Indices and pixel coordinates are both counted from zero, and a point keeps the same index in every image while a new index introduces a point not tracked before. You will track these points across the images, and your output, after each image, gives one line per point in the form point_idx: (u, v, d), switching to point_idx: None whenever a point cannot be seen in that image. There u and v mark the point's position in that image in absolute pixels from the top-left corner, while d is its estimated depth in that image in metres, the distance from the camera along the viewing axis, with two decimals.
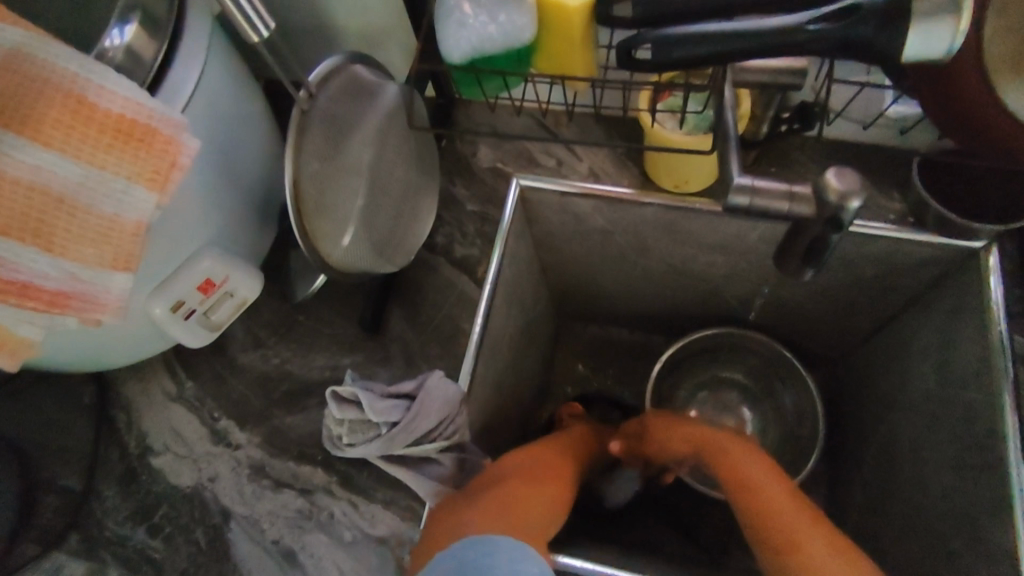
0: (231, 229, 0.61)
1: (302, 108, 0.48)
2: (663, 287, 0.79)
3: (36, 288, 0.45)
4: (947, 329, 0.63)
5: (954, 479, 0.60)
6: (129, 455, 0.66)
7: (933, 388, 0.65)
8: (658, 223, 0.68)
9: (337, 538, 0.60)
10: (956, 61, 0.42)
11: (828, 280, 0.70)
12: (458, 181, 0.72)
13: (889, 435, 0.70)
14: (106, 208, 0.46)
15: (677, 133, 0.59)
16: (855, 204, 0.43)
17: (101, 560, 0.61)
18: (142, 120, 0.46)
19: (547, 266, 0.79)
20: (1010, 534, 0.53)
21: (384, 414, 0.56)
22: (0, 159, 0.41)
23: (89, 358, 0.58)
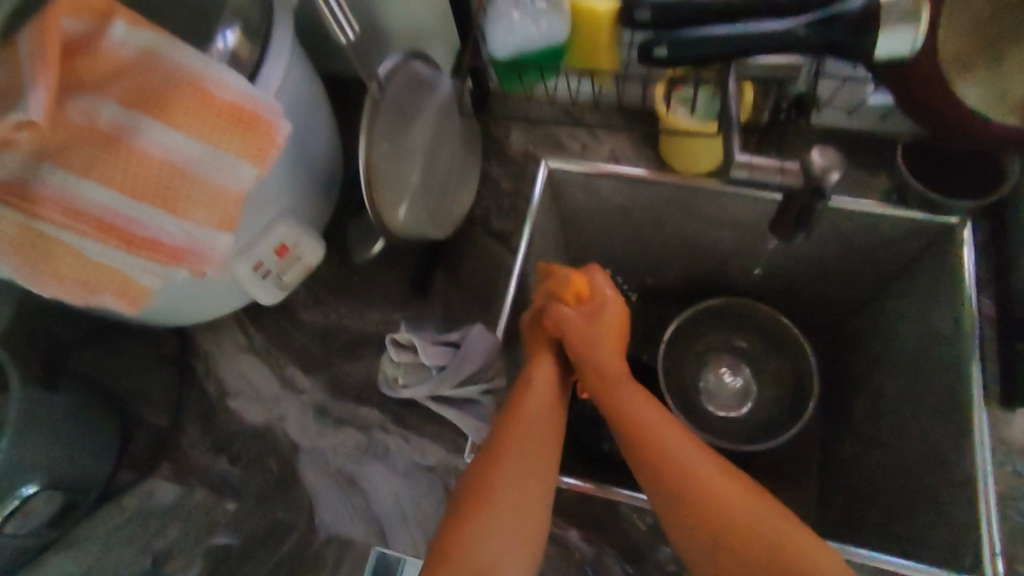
0: (301, 202, 0.71)
1: (374, 96, 0.57)
2: (674, 260, 0.88)
3: (161, 244, 0.55)
4: (926, 295, 0.72)
5: (928, 423, 0.69)
6: (209, 397, 0.76)
7: (912, 347, 0.73)
8: (671, 200, 0.77)
9: (392, 467, 0.69)
10: (920, 60, 0.51)
11: (821, 252, 0.79)
12: (493, 162, 0.81)
13: (875, 391, 0.79)
14: (217, 180, 0.56)
15: (688, 119, 0.68)
16: (835, 176, 0.52)
17: (189, 483, 0.72)
18: (249, 107, 0.55)
19: (570, 240, 0.88)
20: (972, 465, 0.62)
21: (434, 358, 0.66)
22: (142, 138, 0.52)
23: (185, 308, 0.68)
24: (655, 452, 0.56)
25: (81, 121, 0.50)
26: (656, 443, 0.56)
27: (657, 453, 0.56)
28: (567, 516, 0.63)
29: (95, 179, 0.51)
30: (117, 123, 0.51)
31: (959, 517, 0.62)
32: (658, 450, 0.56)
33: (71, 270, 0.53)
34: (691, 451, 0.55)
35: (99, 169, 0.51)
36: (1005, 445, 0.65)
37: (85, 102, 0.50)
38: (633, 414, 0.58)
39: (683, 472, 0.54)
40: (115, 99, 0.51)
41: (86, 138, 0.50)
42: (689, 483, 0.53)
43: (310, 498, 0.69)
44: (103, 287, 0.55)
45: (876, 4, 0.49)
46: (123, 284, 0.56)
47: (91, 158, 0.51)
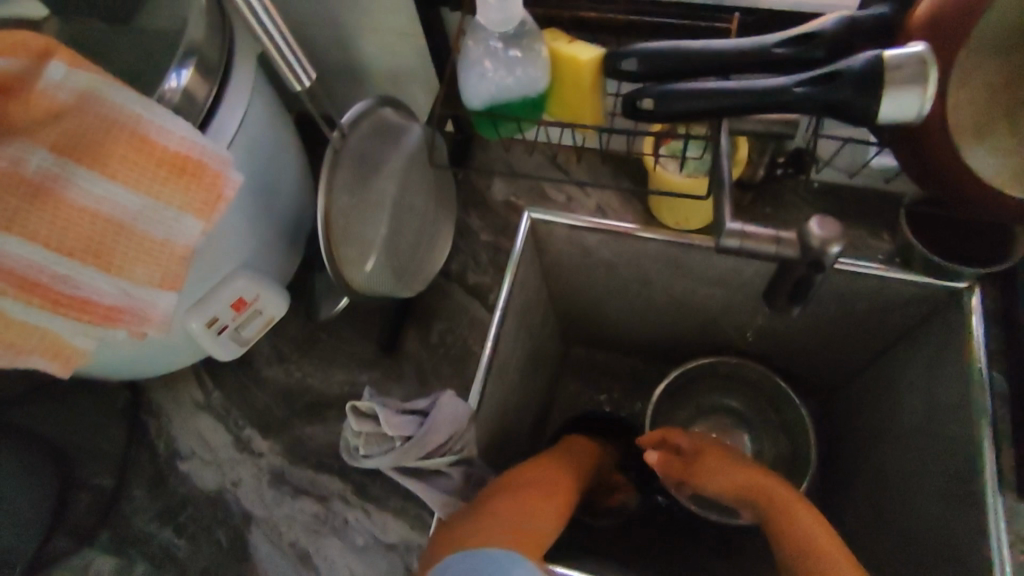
0: (263, 252, 0.66)
1: (335, 147, 0.53)
2: (665, 317, 0.83)
3: (92, 302, 0.50)
4: (931, 367, 0.67)
5: (937, 509, 0.63)
6: (158, 458, 0.70)
7: (919, 421, 0.68)
8: (661, 256, 0.72)
9: (350, 542, 0.64)
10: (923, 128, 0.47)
11: (819, 313, 0.74)
12: (473, 211, 0.77)
13: (878, 466, 0.73)
14: (156, 234, 0.51)
15: (677, 175, 0.65)
16: (836, 249, 0.47)
17: (128, 555, 0.66)
18: (195, 156, 0.51)
19: (554, 292, 0.83)
20: (987, 566, 0.56)
21: (399, 428, 0.59)
22: (73, 189, 0.48)
23: (132, 365, 0.63)
24: (800, 543, 0.51)
25: (6, 170, 0.46)
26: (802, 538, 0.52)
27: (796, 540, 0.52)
28: None
29: (17, 233, 0.46)
30: (46, 172, 0.47)
31: None
32: (799, 543, 0.51)
33: None
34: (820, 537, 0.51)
35: (23, 222, 0.46)
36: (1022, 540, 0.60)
37: (12, 150, 0.46)
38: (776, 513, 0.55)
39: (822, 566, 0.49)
40: (45, 147, 0.47)
41: (11, 189, 0.46)
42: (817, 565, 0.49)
43: (260, 575, 0.64)
44: (28, 349, 0.51)
45: (880, 61, 0.45)
46: (51, 344, 0.51)
47: (15, 210, 0.46)
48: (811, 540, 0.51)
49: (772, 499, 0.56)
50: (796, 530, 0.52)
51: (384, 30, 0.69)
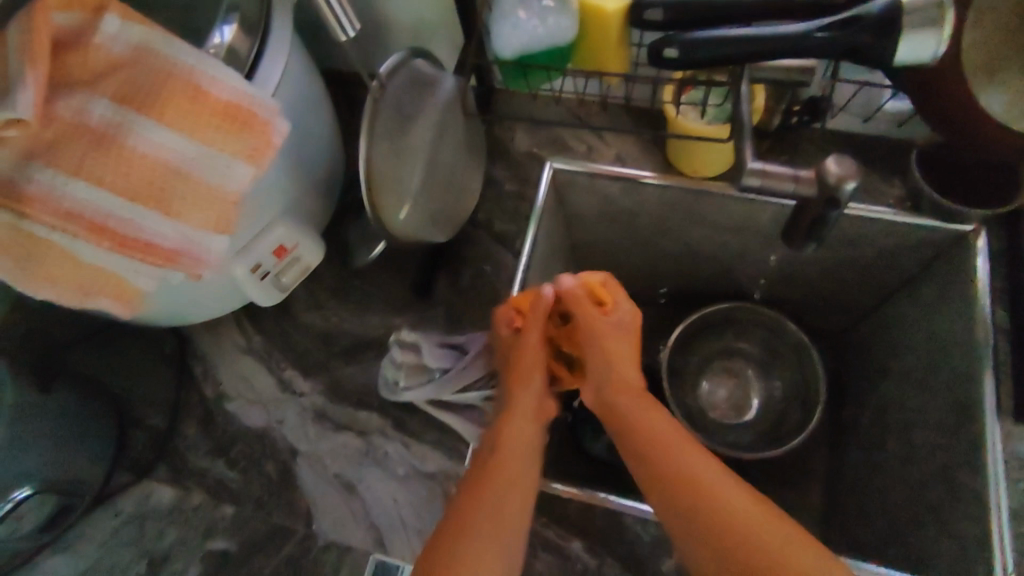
0: (301, 202, 0.69)
1: (375, 97, 0.55)
2: (681, 264, 0.87)
3: (155, 245, 0.53)
4: (936, 306, 0.71)
5: (937, 435, 0.68)
6: (206, 399, 0.75)
7: (923, 357, 0.72)
8: (678, 204, 0.76)
9: (392, 473, 0.68)
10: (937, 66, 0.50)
11: (830, 258, 0.78)
12: (498, 163, 0.79)
13: (882, 402, 0.78)
14: (211, 180, 0.54)
15: (699, 123, 0.67)
16: (850, 186, 0.50)
17: (185, 486, 0.71)
18: (245, 106, 0.54)
19: (575, 242, 0.86)
20: (984, 482, 0.60)
21: (439, 360, 0.65)
22: (135, 137, 0.50)
23: (182, 308, 0.67)
24: (693, 493, 0.51)
25: (71, 119, 0.49)
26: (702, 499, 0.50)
27: (689, 492, 0.51)
28: (568, 526, 0.62)
29: (85, 179, 0.49)
30: (109, 121, 0.50)
31: (967, 533, 0.61)
32: (691, 495, 0.51)
33: (62, 271, 0.52)
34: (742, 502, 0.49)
35: (91, 168, 0.49)
36: (1016, 459, 0.64)
37: (74, 101, 0.49)
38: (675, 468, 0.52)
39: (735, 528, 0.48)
40: (107, 97, 0.50)
41: (77, 137, 0.49)
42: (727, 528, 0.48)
43: (308, 504, 0.68)
44: (96, 289, 0.54)
45: (896, 5, 0.47)
46: (115, 286, 0.55)
47: (83, 157, 0.49)
48: (693, 494, 0.51)
49: (648, 440, 0.55)
50: (691, 482, 0.51)
51: None
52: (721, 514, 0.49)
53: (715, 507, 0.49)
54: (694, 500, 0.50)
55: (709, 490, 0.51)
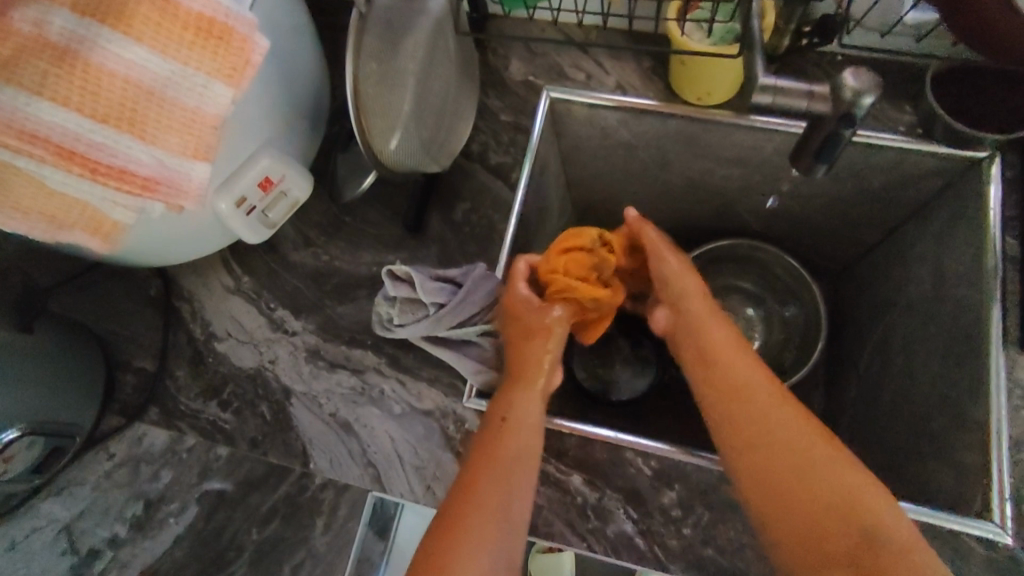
0: (286, 132, 0.66)
1: (361, 12, 0.51)
2: (682, 200, 0.84)
3: (130, 172, 0.50)
4: (944, 237, 0.69)
5: (940, 367, 0.67)
6: (195, 340, 0.72)
7: (927, 290, 0.71)
8: (680, 134, 0.72)
9: (388, 411, 0.66)
10: None
11: (837, 190, 0.75)
12: (492, 92, 0.75)
13: (884, 336, 0.77)
14: (188, 101, 0.51)
15: (704, 44, 0.63)
16: (867, 101, 0.48)
17: (178, 428, 0.69)
18: (219, 20, 0.50)
19: (572, 178, 0.83)
20: (986, 410, 0.60)
21: (433, 295, 0.62)
22: (100, 52, 0.47)
23: (166, 246, 0.64)
24: (762, 446, 0.56)
25: (31, 34, 0.46)
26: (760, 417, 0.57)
27: (760, 449, 0.56)
28: (569, 461, 0.61)
29: (50, 99, 0.46)
30: (70, 35, 0.46)
31: (969, 462, 0.60)
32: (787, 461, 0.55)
33: (33, 201, 0.49)
34: (784, 418, 0.57)
35: (54, 86, 0.46)
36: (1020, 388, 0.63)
37: (33, 13, 0.46)
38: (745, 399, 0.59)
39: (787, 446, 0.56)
40: (66, 7, 0.46)
41: (38, 52, 0.46)
42: (788, 452, 0.55)
43: (303, 443, 0.67)
44: (71, 222, 0.51)
45: None
46: (92, 218, 0.52)
47: (45, 75, 0.46)
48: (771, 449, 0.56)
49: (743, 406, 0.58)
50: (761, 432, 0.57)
51: None
52: (838, 482, 0.53)
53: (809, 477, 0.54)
54: (796, 474, 0.55)
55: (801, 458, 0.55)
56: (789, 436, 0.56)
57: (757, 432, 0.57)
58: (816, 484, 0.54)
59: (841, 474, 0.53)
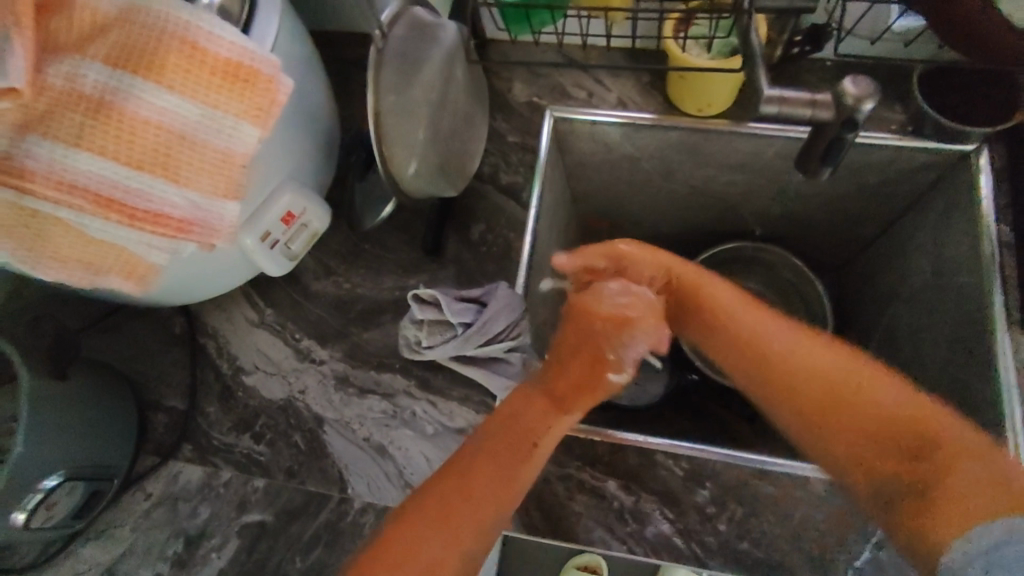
0: (304, 167, 0.67)
1: (378, 47, 0.54)
2: (686, 208, 0.87)
3: (165, 215, 0.51)
4: (940, 228, 0.72)
5: (948, 352, 0.70)
6: (223, 375, 0.73)
7: (929, 278, 0.74)
8: (683, 145, 0.75)
9: (421, 431, 0.68)
10: None
11: (835, 189, 0.78)
12: (499, 115, 0.78)
13: (891, 326, 0.80)
14: (218, 143, 0.52)
15: (704, 59, 0.66)
16: (868, 106, 0.51)
17: (214, 463, 0.70)
18: (246, 62, 0.52)
19: (579, 193, 0.86)
20: (996, 390, 0.62)
21: (460, 315, 0.64)
22: (133, 102, 0.48)
23: (192, 284, 0.65)
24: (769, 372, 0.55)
25: (63, 87, 0.46)
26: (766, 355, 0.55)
27: (789, 383, 0.54)
28: (603, 468, 0.63)
29: (88, 150, 0.47)
30: (104, 87, 0.47)
31: None
32: (843, 406, 0.51)
33: (71, 249, 0.50)
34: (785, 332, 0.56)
35: (91, 138, 0.47)
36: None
37: (66, 67, 0.47)
38: (770, 353, 0.55)
39: (820, 374, 0.53)
40: (99, 60, 0.47)
41: (72, 106, 0.47)
42: (803, 373, 0.54)
43: (340, 469, 0.68)
44: (107, 267, 0.52)
45: None
46: (127, 262, 0.53)
47: (80, 127, 0.47)
48: (804, 378, 0.53)
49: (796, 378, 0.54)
50: (762, 360, 0.55)
51: None
52: (894, 414, 0.50)
53: (856, 406, 0.51)
54: (792, 392, 0.54)
55: (804, 370, 0.54)
56: (795, 352, 0.54)
57: (779, 362, 0.55)
58: (882, 415, 0.50)
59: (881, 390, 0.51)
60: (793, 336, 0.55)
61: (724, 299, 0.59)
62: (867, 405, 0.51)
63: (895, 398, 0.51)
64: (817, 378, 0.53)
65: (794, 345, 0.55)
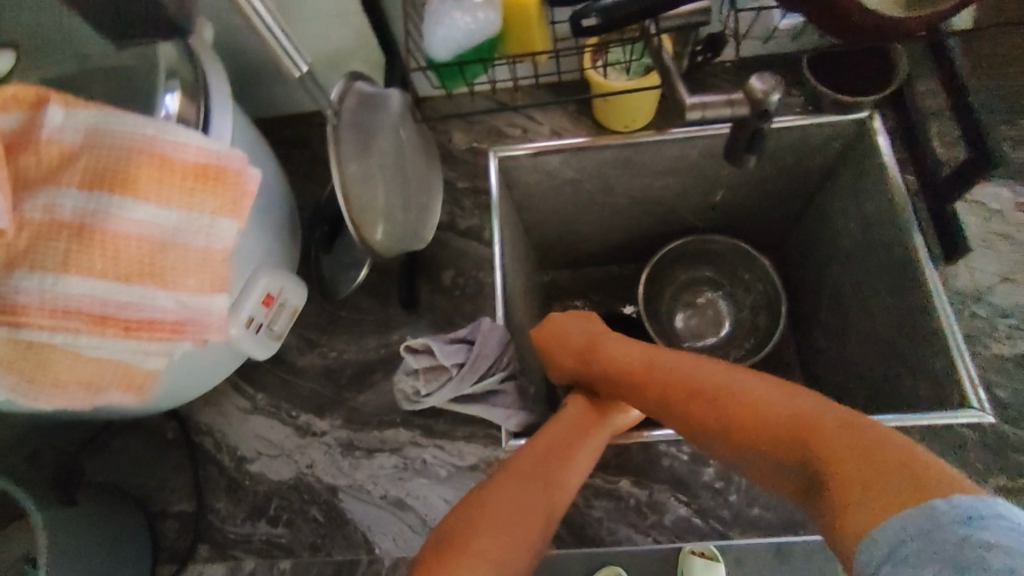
0: (273, 250, 0.70)
1: (333, 124, 0.58)
2: (631, 217, 0.93)
3: (158, 320, 0.53)
4: (856, 190, 0.80)
5: (888, 297, 0.77)
6: (225, 468, 0.73)
7: (857, 236, 0.81)
8: (618, 160, 0.81)
9: (434, 476, 0.70)
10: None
11: (759, 174, 0.86)
12: (445, 165, 0.82)
13: (835, 286, 0.87)
14: (197, 244, 0.54)
15: (621, 81, 0.73)
16: (775, 96, 0.58)
17: (234, 557, 0.70)
18: (213, 162, 0.54)
19: (531, 223, 0.91)
20: (937, 317, 0.70)
21: (452, 357, 0.67)
22: (112, 220, 0.50)
23: (186, 384, 0.66)
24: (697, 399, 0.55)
25: (40, 219, 0.48)
26: (680, 380, 0.57)
27: (709, 407, 0.54)
28: (613, 468, 0.66)
29: (76, 272, 0.49)
30: (81, 211, 0.49)
31: (937, 365, 0.70)
32: (740, 416, 0.52)
33: (70, 372, 0.51)
34: (709, 365, 0.57)
35: (77, 261, 0.49)
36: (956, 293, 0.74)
37: (40, 201, 0.49)
38: (674, 375, 0.58)
39: (721, 392, 0.54)
40: (74, 186, 0.49)
41: (53, 234, 0.48)
42: (720, 394, 0.54)
43: (363, 531, 0.69)
44: (106, 383, 0.53)
45: None
46: (124, 375, 0.53)
47: (65, 252, 0.49)
48: (715, 402, 0.54)
49: (708, 403, 0.55)
50: (682, 385, 0.57)
51: (320, 16, 0.74)
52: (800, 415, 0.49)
53: (753, 419, 0.52)
54: (716, 403, 0.54)
55: (734, 394, 0.54)
56: (712, 376, 0.56)
57: (686, 385, 0.57)
58: (775, 420, 0.50)
59: (786, 399, 0.51)
60: (699, 362, 0.58)
61: (631, 355, 0.62)
62: (759, 416, 0.51)
63: (784, 405, 0.50)
64: (731, 398, 0.54)
65: (690, 367, 0.58)
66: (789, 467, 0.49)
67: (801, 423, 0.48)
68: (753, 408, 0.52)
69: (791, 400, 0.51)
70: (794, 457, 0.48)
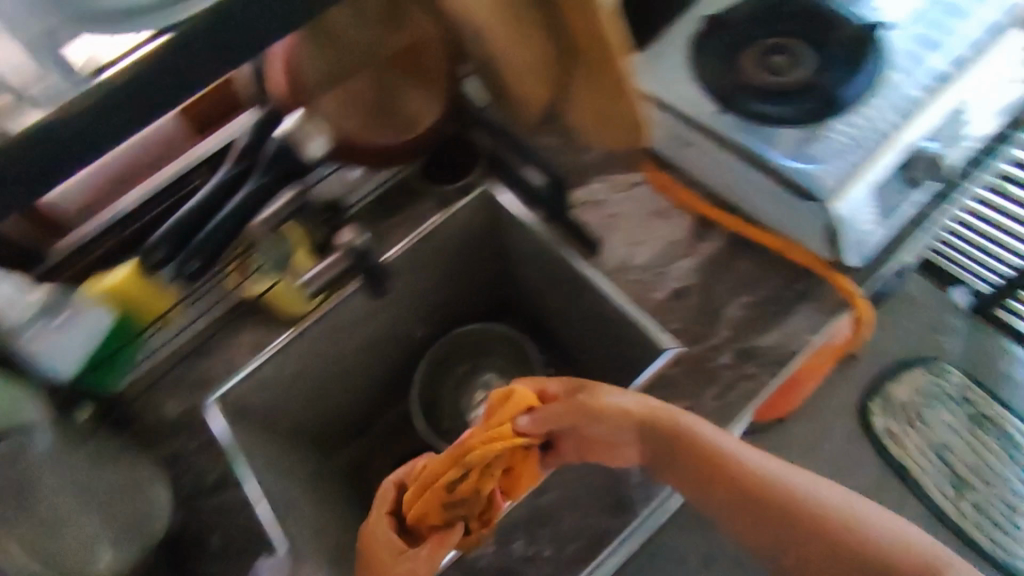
0: None
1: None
2: (365, 365, 0.96)
3: None
4: (512, 237, 0.92)
5: (580, 300, 0.87)
6: None
7: (539, 269, 0.92)
8: (317, 339, 0.86)
9: None
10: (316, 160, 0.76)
11: (437, 271, 0.94)
12: (161, 446, 0.80)
13: (559, 316, 0.96)
14: None
15: (257, 286, 0.82)
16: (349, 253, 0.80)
17: None
18: None
19: (282, 431, 0.90)
20: (614, 299, 0.80)
21: None
22: None
23: None
24: (584, 438, 0.69)
25: None
26: (583, 429, 0.68)
27: (589, 431, 0.68)
28: None
29: None
30: None
31: (642, 336, 0.79)
32: (613, 427, 0.68)
33: None
34: (621, 409, 0.68)
35: None
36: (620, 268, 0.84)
37: None
38: (593, 422, 0.68)
39: (605, 442, 0.69)
40: None
41: None
42: (587, 427, 0.68)
43: None
44: None
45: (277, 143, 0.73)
46: None
47: None
48: (602, 428, 0.68)
49: (596, 429, 0.68)
50: (577, 420, 0.68)
51: None
52: (720, 460, 0.65)
53: (611, 446, 0.69)
54: (597, 438, 0.68)
55: (611, 418, 0.68)
56: (600, 413, 0.68)
57: (597, 433, 0.68)
58: (677, 446, 0.66)
59: (690, 436, 0.66)
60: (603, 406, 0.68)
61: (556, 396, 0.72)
62: (657, 445, 0.68)
63: (702, 434, 0.66)
64: (597, 421, 0.68)
65: (576, 413, 0.68)
66: (713, 481, 0.65)
67: (706, 458, 0.65)
68: (658, 435, 0.67)
69: (633, 407, 0.68)
70: (709, 479, 0.65)
